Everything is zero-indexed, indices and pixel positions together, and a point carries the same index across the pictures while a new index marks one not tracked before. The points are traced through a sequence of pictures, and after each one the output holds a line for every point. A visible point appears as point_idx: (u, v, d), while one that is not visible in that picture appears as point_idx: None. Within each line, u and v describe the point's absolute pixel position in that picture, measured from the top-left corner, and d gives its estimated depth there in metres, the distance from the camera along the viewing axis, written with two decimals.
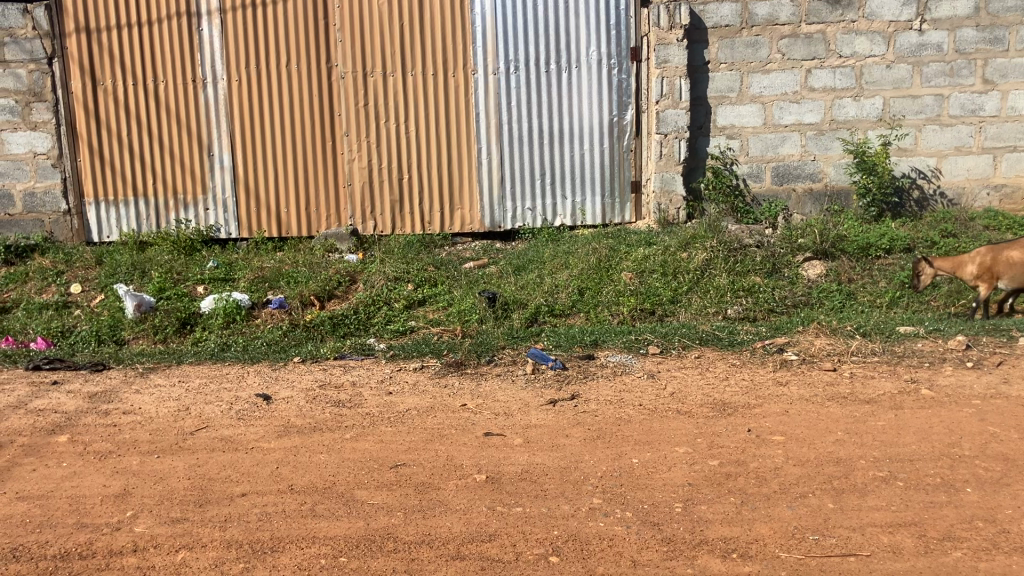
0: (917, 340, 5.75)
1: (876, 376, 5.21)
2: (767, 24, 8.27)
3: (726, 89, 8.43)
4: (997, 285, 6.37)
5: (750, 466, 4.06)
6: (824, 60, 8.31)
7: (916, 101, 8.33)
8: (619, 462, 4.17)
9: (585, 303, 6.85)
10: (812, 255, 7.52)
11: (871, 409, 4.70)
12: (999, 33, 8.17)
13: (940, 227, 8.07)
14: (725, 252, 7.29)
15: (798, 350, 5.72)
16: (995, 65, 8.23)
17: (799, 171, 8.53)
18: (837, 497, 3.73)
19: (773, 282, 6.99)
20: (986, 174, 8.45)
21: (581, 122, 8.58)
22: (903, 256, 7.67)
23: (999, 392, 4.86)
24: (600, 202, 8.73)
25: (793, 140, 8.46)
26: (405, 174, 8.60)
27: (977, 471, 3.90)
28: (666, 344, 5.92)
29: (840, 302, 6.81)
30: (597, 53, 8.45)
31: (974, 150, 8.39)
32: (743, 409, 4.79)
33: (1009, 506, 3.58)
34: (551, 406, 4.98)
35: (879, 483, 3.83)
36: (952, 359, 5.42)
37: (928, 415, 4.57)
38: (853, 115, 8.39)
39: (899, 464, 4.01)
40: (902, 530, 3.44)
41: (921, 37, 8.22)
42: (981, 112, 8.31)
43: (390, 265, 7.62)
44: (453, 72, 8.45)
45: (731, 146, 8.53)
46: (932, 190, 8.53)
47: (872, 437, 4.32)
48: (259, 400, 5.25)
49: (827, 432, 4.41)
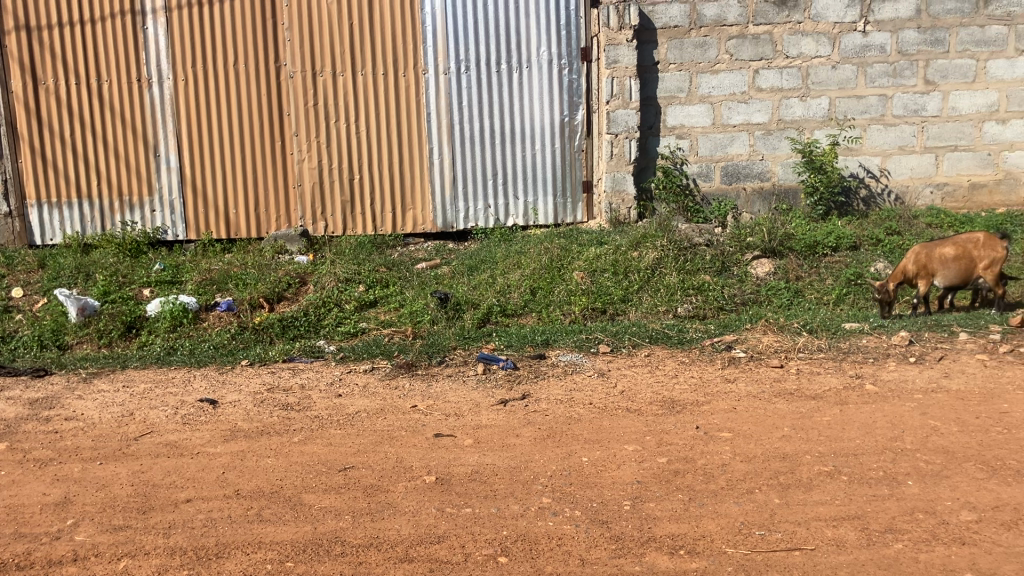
0: (861, 337, 5.84)
1: (821, 372, 5.28)
2: (715, 25, 8.35)
3: (675, 89, 8.49)
4: (932, 283, 6.29)
5: (699, 463, 4.09)
6: (771, 60, 8.41)
7: (861, 101, 8.47)
8: (569, 461, 4.18)
9: (537, 303, 6.84)
10: (760, 253, 7.60)
11: (817, 404, 4.76)
12: (939, 35, 8.34)
13: (884, 225, 8.20)
14: (675, 251, 7.35)
15: (746, 347, 5.77)
16: (936, 66, 8.39)
17: (748, 171, 8.61)
18: (782, 492, 3.77)
19: (722, 281, 7.06)
20: (928, 173, 8.60)
21: (533, 123, 8.59)
22: (849, 253, 7.78)
23: (940, 386, 4.96)
24: (553, 202, 8.74)
25: (742, 140, 8.55)
26: (355, 174, 8.54)
27: (918, 464, 3.97)
28: (617, 343, 5.94)
29: (788, 299, 6.89)
30: (547, 53, 8.46)
31: (917, 150, 8.55)
32: (692, 407, 4.82)
33: (949, 498, 3.65)
34: (502, 406, 4.97)
35: (824, 477, 3.88)
36: (895, 354, 5.50)
37: (872, 410, 4.64)
38: (799, 115, 8.50)
39: (844, 458, 4.06)
40: (846, 523, 3.49)
41: (864, 38, 8.36)
42: (924, 112, 8.47)
43: (341, 266, 7.56)
44: (404, 72, 8.40)
45: (681, 146, 8.59)
46: (878, 188, 8.67)
47: (817, 432, 4.38)
48: (205, 405, 5.16)
49: (774, 428, 4.46)
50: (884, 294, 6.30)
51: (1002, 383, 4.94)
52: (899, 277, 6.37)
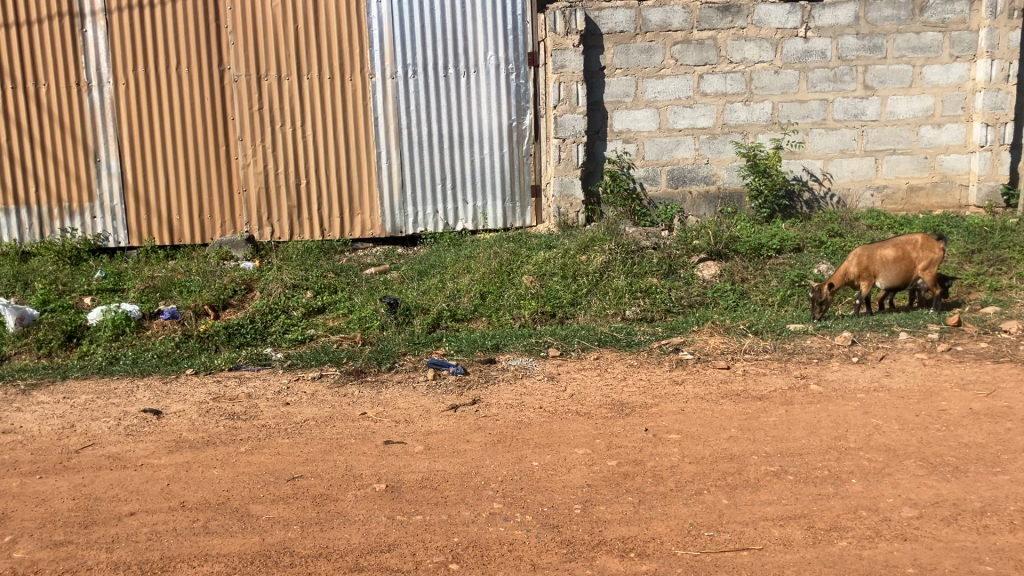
0: (805, 337, 5.94)
1: (767, 373, 5.36)
2: (660, 31, 8.42)
3: (622, 94, 8.54)
4: (873, 284, 6.41)
5: (648, 465, 4.12)
6: (715, 65, 8.52)
7: (803, 106, 8.62)
8: (520, 465, 4.18)
9: (487, 307, 6.84)
10: (706, 256, 7.68)
11: (763, 405, 4.83)
12: (877, 41, 8.52)
13: (827, 227, 8.35)
14: (623, 254, 7.40)
15: (693, 349, 5.83)
16: (875, 71, 8.58)
17: (693, 174, 8.71)
18: (730, 492, 3.82)
19: (669, 284, 7.13)
20: (868, 176, 8.79)
21: (481, 127, 8.58)
22: (792, 255, 7.91)
23: (881, 385, 5.06)
24: (501, 206, 8.75)
25: (687, 144, 8.65)
26: (301, 179, 8.45)
27: (861, 462, 4.05)
28: (566, 346, 5.96)
29: (734, 301, 6.98)
30: (494, 58, 8.46)
31: (857, 153, 8.73)
32: (640, 409, 4.86)
33: (891, 495, 3.73)
34: (452, 412, 4.95)
35: (770, 477, 3.94)
36: (838, 354, 5.61)
37: (816, 410, 4.72)
38: (743, 119, 8.63)
39: (790, 458, 4.13)
40: (792, 523, 3.54)
41: (805, 44, 8.51)
42: (863, 116, 8.66)
43: (288, 272, 7.48)
44: (350, 76, 8.35)
45: (627, 150, 8.64)
46: (820, 191, 8.83)
47: (763, 432, 4.44)
48: (148, 415, 5.06)
49: (721, 429, 4.51)
50: (817, 295, 6.33)
51: (941, 381, 5.06)
52: (841, 280, 6.42)
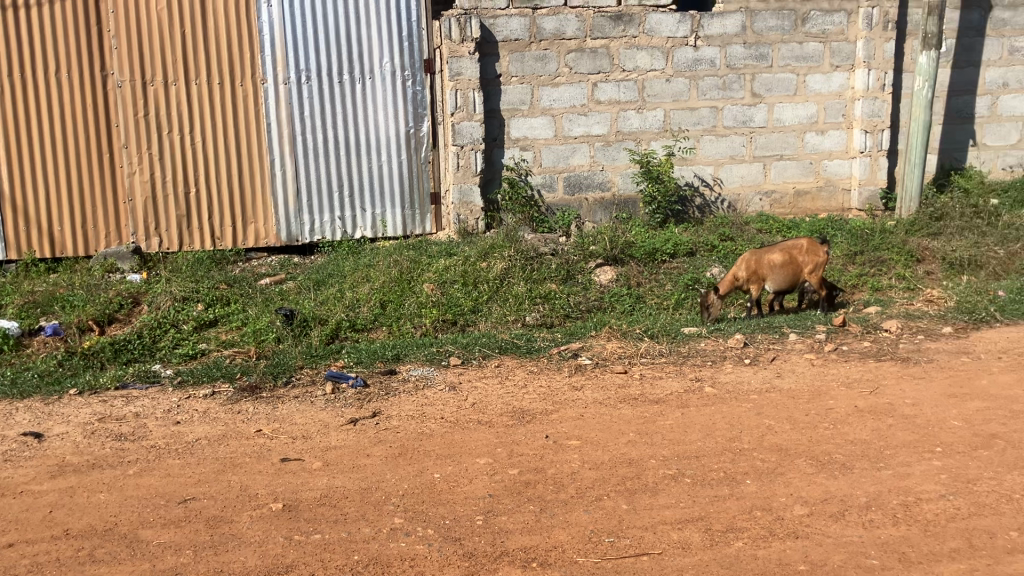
0: (700, 340, 6.06)
1: (664, 377, 5.45)
2: (555, 39, 8.48)
3: (518, 101, 8.57)
4: (762, 287, 6.59)
5: (549, 473, 4.13)
6: (609, 74, 8.64)
7: (694, 113, 8.83)
8: (421, 478, 4.13)
9: (387, 316, 6.76)
10: (603, 261, 7.78)
11: (660, 408, 4.91)
12: (763, 50, 8.79)
13: (718, 231, 8.56)
14: (522, 261, 7.43)
15: (592, 354, 5.89)
16: (761, 80, 8.86)
17: (589, 181, 8.81)
18: (629, 497, 3.86)
19: (568, 289, 7.19)
20: (757, 181, 9.06)
21: (378, 134, 8.50)
22: (686, 260, 8.08)
23: (773, 385, 5.21)
24: (400, 213, 8.68)
25: (583, 151, 8.74)
26: (191, 187, 8.19)
27: (755, 462, 4.16)
28: (467, 354, 5.93)
29: (631, 305, 7.08)
30: (390, 64, 8.40)
31: (746, 159, 8.99)
32: (541, 416, 4.87)
33: (783, 494, 3.83)
34: (352, 426, 4.87)
35: (668, 480, 4.01)
36: (731, 356, 5.75)
37: (711, 412, 4.83)
38: (637, 127, 8.78)
39: (686, 461, 4.20)
40: (690, 525, 3.60)
41: (695, 52, 8.71)
42: (751, 123, 8.92)
43: (178, 284, 7.24)
44: (241, 81, 8.14)
45: (525, 157, 8.68)
46: (712, 196, 9.05)
47: (661, 436, 4.52)
48: (29, 439, 4.81)
49: (620, 434, 4.57)
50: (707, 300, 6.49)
51: (828, 380, 5.25)
52: (730, 284, 6.59)
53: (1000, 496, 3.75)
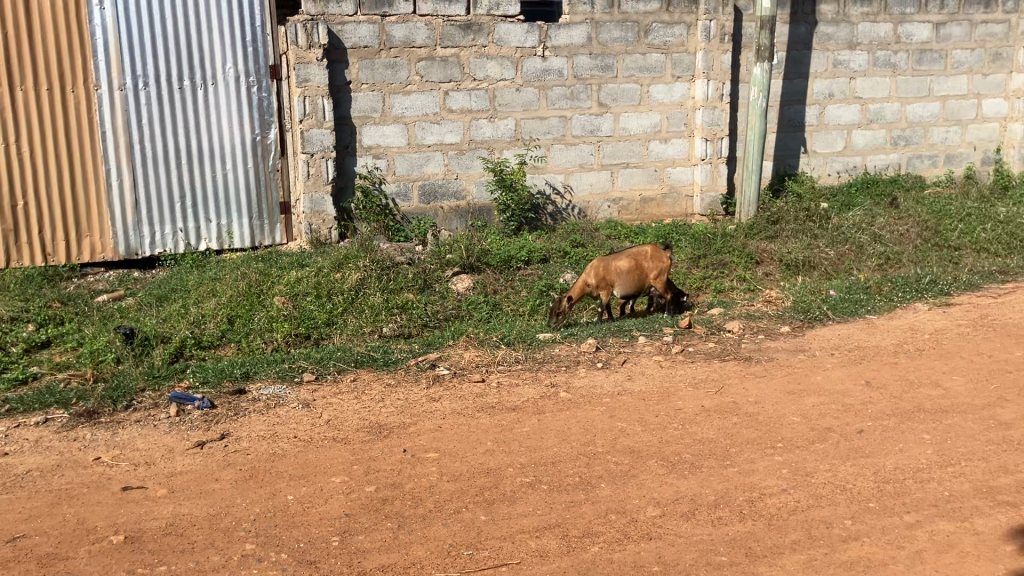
0: (554, 346, 6.14)
1: (519, 384, 5.49)
2: (404, 47, 8.40)
3: (369, 109, 8.43)
4: (611, 293, 6.71)
5: (406, 488, 4.08)
6: (460, 82, 8.64)
7: (544, 122, 8.96)
8: (273, 501, 4.00)
9: (236, 332, 6.52)
10: (459, 269, 7.77)
11: (516, 416, 4.94)
12: (608, 61, 9.02)
13: (570, 238, 8.70)
14: (377, 270, 7.34)
15: (449, 364, 5.86)
16: (607, 90, 9.08)
17: (444, 189, 8.80)
18: (487, 508, 3.86)
19: (424, 298, 7.14)
20: (606, 189, 9.29)
21: (222, 142, 8.21)
22: (540, 266, 8.16)
23: (625, 388, 5.33)
24: (248, 224, 8.42)
25: (436, 160, 8.72)
26: (18, 200, 7.67)
27: (609, 466, 4.24)
28: (321, 369, 5.78)
29: (487, 313, 7.11)
30: (234, 70, 8.14)
31: (595, 167, 9.21)
32: (397, 430, 4.81)
33: (637, 496, 3.92)
34: (199, 449, 4.66)
35: (526, 488, 4.03)
36: (585, 361, 5.85)
37: (566, 417, 4.89)
38: (488, 135, 8.82)
39: (543, 468, 4.24)
40: (547, 533, 3.63)
41: (543, 63, 8.83)
42: (599, 132, 9.14)
43: (4, 304, 6.75)
44: (72, 87, 7.69)
45: (378, 165, 8.57)
46: (563, 204, 9.21)
47: (518, 444, 4.54)
48: None
49: (477, 444, 4.56)
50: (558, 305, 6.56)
51: (676, 382, 5.41)
52: (579, 291, 6.67)
53: (835, 487, 3.96)
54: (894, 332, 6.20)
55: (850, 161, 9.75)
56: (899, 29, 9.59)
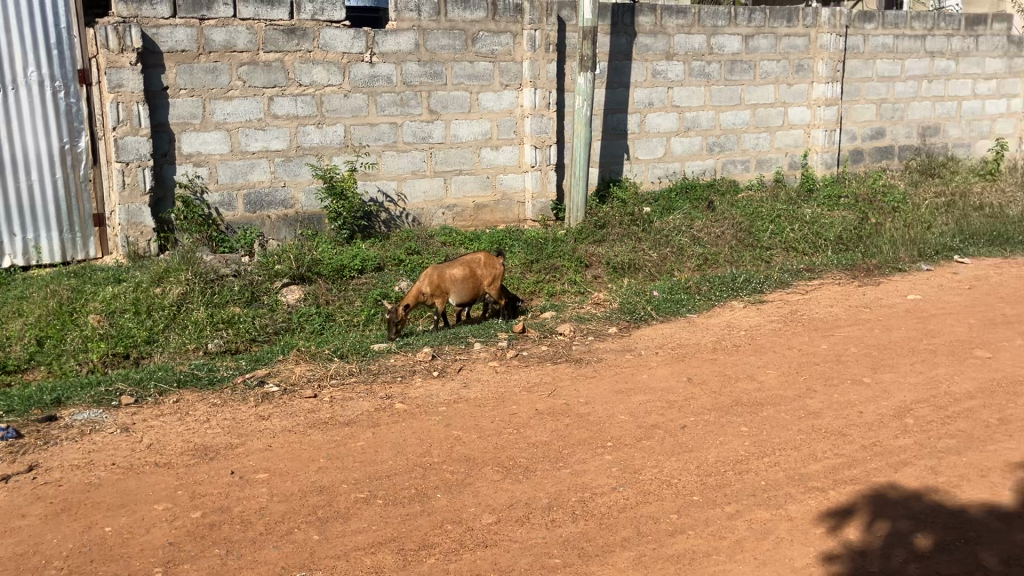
0: (389, 356, 6.05)
1: (353, 397, 5.38)
2: (225, 51, 8.05)
3: (188, 115, 8.00)
4: (447, 300, 6.58)
5: (234, 511, 3.92)
6: (285, 88, 8.37)
7: (374, 128, 8.81)
8: (90, 534, 3.76)
9: (46, 354, 6.11)
10: (289, 280, 7.51)
11: (350, 430, 4.85)
12: (437, 68, 9.01)
13: (404, 245, 8.57)
14: (201, 284, 7.03)
15: (279, 380, 5.68)
16: (437, 97, 9.07)
17: (271, 198, 8.47)
18: (321, 527, 3.77)
19: (253, 311, 6.88)
20: (439, 195, 9.26)
21: (26, 151, 7.68)
22: (374, 275, 8.00)
23: (460, 396, 5.33)
24: (58, 238, 7.89)
25: (262, 167, 8.39)
26: None
27: (445, 475, 4.23)
28: (141, 392, 5.46)
29: (320, 325, 6.91)
30: (37, 74, 7.61)
31: (427, 174, 9.16)
32: (225, 451, 4.62)
33: (473, 504, 3.93)
34: (3, 484, 4.31)
35: (360, 504, 3.96)
36: (420, 370, 5.80)
37: (401, 428, 4.84)
38: (317, 142, 8.59)
39: (378, 482, 4.18)
40: (383, 548, 3.59)
41: (371, 69, 8.71)
42: (430, 139, 9.11)
43: None
44: None
45: (199, 173, 8.13)
46: (396, 211, 9.08)
47: (352, 458, 4.45)
48: None
49: (310, 461, 4.44)
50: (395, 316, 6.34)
51: (510, 387, 5.46)
52: (415, 299, 6.48)
53: (662, 482, 4.11)
54: (713, 329, 6.50)
55: (670, 166, 10.17)
56: (712, 40, 10.10)
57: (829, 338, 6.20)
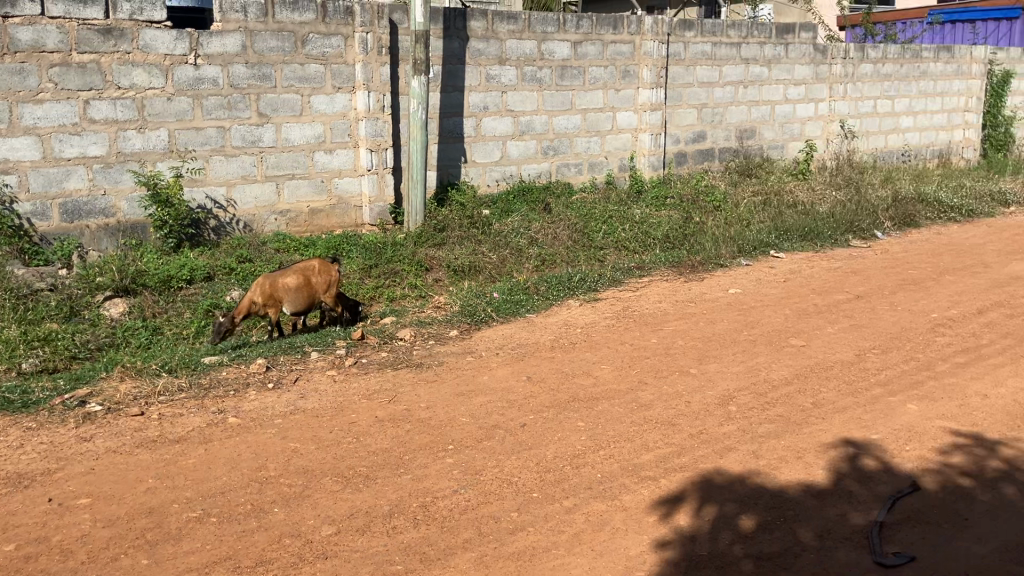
0: (221, 369, 5.82)
1: (183, 413, 5.15)
2: (32, 51, 7.53)
3: None
4: (280, 310, 6.38)
5: (53, 541, 3.69)
6: (101, 91, 7.90)
7: (200, 133, 8.44)
8: None
9: None
10: (112, 293, 7.14)
11: (181, 448, 4.65)
12: (266, 71, 8.73)
13: (235, 253, 8.22)
14: (12, 300, 6.62)
15: (102, 400, 5.36)
16: (266, 100, 8.78)
17: (89, 207, 7.96)
18: (150, 550, 3.61)
19: (72, 328, 6.48)
20: (271, 201, 8.94)
21: None
22: (204, 285, 7.61)
23: (297, 407, 5.21)
24: None
25: (79, 174, 7.88)
26: None
27: (282, 489, 4.12)
28: None
29: (147, 339, 6.53)
30: None
31: (258, 179, 8.83)
32: (42, 478, 4.33)
33: (311, 516, 3.86)
34: None
35: (192, 524, 3.81)
36: (254, 382, 5.61)
37: (235, 443, 4.68)
38: (139, 147, 8.14)
39: (211, 499, 4.03)
40: (217, 568, 3.47)
41: (195, 71, 8.33)
42: (260, 143, 8.79)
43: None
44: None
45: (7, 182, 7.59)
46: (226, 218, 8.70)
47: (182, 477, 4.27)
48: None
49: (137, 482, 4.23)
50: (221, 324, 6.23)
51: (349, 395, 5.38)
52: (245, 309, 6.27)
53: (502, 482, 4.16)
54: (550, 328, 6.64)
55: (506, 169, 10.30)
56: (542, 46, 10.32)
57: (658, 333, 6.45)
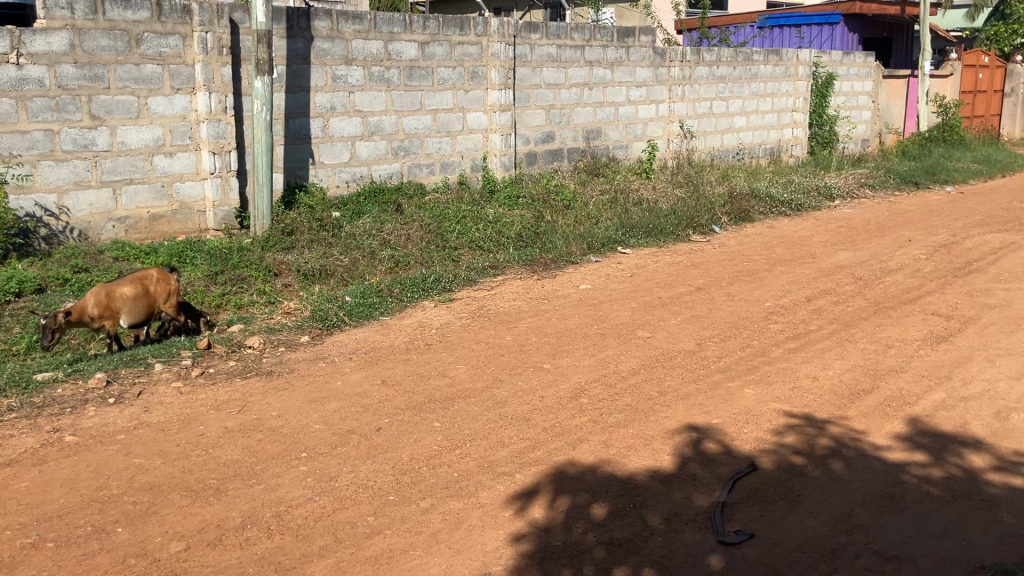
0: (55, 386, 5.50)
1: (15, 434, 4.85)
2: None
3: None
4: (117, 322, 6.10)
5: None
6: None
7: (25, 136, 7.94)
8: None
9: None
10: None
11: (13, 471, 4.37)
12: (98, 71, 8.29)
13: (69, 263, 7.79)
14: None
15: None
16: (99, 101, 8.35)
17: None
18: None
19: None
20: (107, 208, 8.52)
21: None
22: (35, 298, 7.21)
23: (140, 422, 5.00)
24: None
25: None
26: None
27: (125, 507, 3.95)
28: None
29: None
30: None
31: (92, 184, 8.40)
32: None
33: (158, 534, 3.72)
34: None
35: (27, 551, 3.61)
36: (93, 399, 5.34)
37: (74, 463, 4.45)
38: None
39: (48, 523, 3.82)
40: None
41: (18, 71, 7.83)
42: (94, 146, 8.36)
43: None
44: None
45: None
46: (59, 226, 8.24)
47: (15, 502, 4.03)
48: None
49: None
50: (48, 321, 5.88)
51: (197, 407, 5.20)
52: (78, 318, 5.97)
53: (357, 487, 4.12)
54: (404, 330, 6.63)
55: (356, 171, 10.20)
56: (389, 47, 10.27)
57: (512, 330, 6.56)
